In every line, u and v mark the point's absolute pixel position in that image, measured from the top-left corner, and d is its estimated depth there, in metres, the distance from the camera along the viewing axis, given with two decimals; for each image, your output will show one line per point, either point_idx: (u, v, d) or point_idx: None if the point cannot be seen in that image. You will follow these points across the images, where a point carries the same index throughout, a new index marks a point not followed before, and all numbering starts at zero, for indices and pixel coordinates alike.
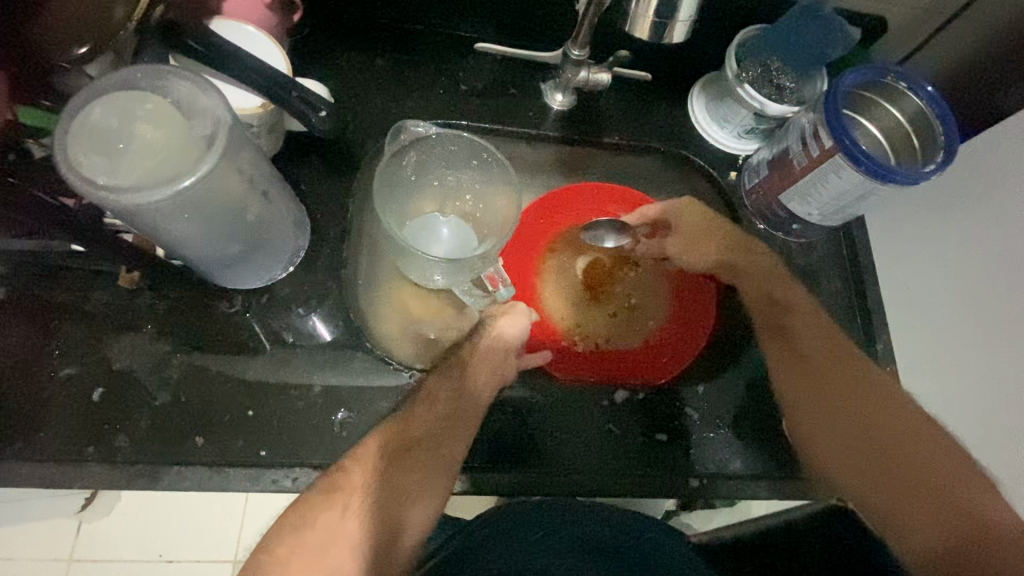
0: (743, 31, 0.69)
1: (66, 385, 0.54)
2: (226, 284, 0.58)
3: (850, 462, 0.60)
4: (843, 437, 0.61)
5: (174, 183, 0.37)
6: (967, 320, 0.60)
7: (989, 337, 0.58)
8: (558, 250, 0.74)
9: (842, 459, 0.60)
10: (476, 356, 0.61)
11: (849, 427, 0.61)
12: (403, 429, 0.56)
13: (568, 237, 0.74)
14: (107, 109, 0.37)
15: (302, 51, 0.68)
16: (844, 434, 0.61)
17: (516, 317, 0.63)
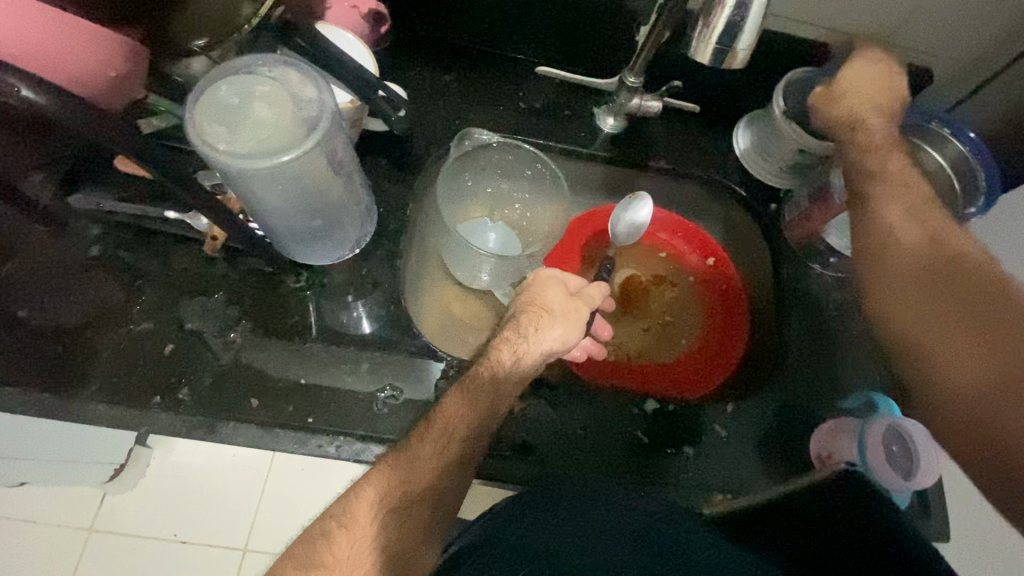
0: (794, 71, 0.73)
1: (142, 338, 0.59)
2: (296, 258, 0.63)
3: (926, 314, 0.51)
4: (931, 307, 0.51)
5: (280, 156, 0.42)
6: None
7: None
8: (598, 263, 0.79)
9: (914, 312, 0.52)
10: (515, 344, 0.56)
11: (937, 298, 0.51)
12: (443, 424, 0.53)
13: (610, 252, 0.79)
14: (231, 87, 0.43)
15: (380, 62, 0.74)
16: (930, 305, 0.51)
17: (571, 327, 0.58)
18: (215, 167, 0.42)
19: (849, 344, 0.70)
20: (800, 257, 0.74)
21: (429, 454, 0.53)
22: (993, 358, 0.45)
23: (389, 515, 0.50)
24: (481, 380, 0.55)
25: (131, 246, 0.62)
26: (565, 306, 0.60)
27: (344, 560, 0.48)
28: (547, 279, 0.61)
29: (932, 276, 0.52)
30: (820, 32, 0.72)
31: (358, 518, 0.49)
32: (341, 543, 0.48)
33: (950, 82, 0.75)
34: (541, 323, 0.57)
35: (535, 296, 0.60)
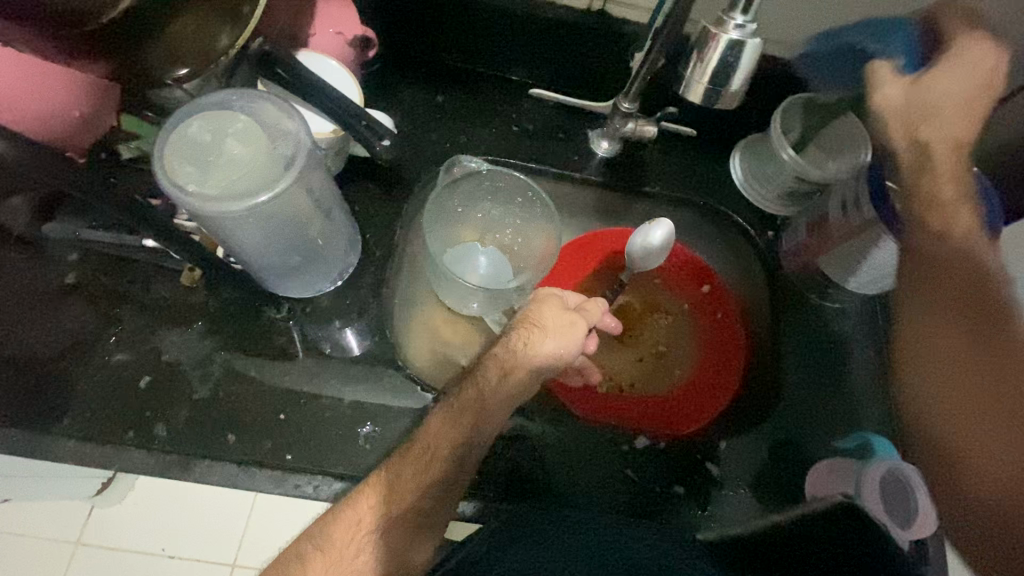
0: (794, 98, 0.71)
1: (118, 370, 0.57)
2: (276, 289, 0.62)
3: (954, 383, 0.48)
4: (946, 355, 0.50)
5: (251, 197, 0.40)
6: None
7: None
8: (591, 290, 0.77)
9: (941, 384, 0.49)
10: (504, 364, 0.54)
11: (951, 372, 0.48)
12: (424, 453, 0.52)
13: (602, 279, 0.77)
14: (203, 124, 0.42)
15: (371, 83, 0.73)
16: (947, 354, 0.50)
17: (566, 337, 0.55)
18: (185, 207, 0.41)
19: (845, 378, 0.68)
20: (796, 288, 0.73)
21: (407, 488, 0.51)
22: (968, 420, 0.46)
23: (375, 537, 0.50)
24: (468, 405, 0.53)
25: (108, 274, 0.60)
26: (560, 321, 0.56)
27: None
28: (545, 295, 0.58)
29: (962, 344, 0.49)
30: (820, 59, 0.70)
31: (334, 540, 0.49)
32: (316, 565, 0.48)
33: None
34: (532, 337, 0.54)
35: (531, 312, 0.56)
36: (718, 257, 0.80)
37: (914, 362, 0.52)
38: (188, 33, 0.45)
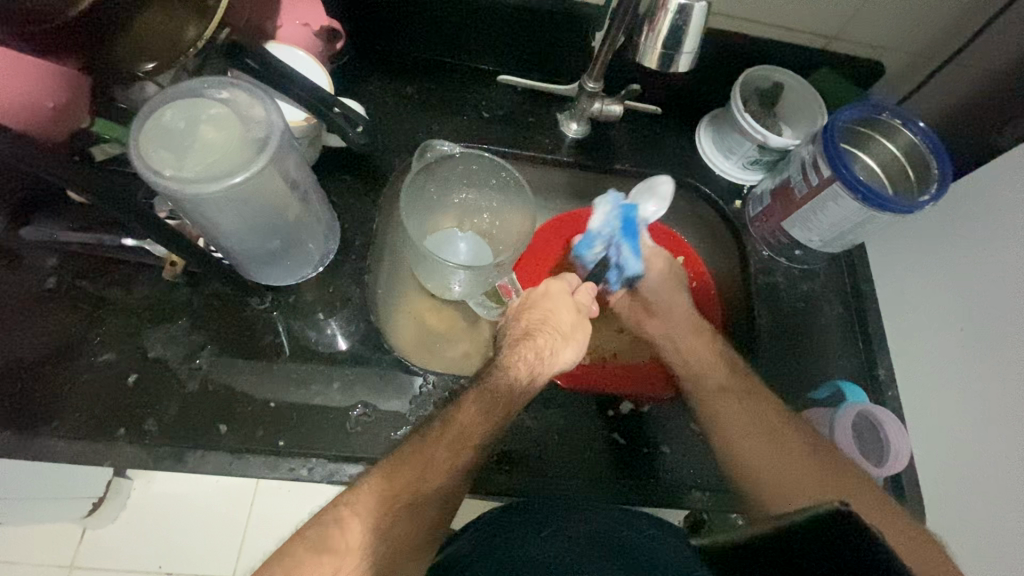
0: (749, 68, 0.74)
1: (104, 369, 0.57)
2: (258, 279, 0.62)
3: (757, 451, 0.63)
4: (748, 433, 0.64)
5: (229, 178, 0.41)
6: (975, 347, 0.62)
7: (996, 365, 0.59)
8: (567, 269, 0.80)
9: (750, 451, 0.63)
10: (542, 370, 0.59)
11: (750, 426, 0.64)
12: (461, 425, 0.55)
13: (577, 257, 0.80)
14: (176, 113, 0.42)
15: (340, 77, 0.74)
16: (749, 433, 0.64)
17: (574, 347, 0.63)
18: (164, 194, 0.41)
19: (817, 335, 0.71)
20: (764, 252, 0.75)
21: (439, 461, 0.54)
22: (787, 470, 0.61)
23: (378, 521, 0.51)
24: (500, 391, 0.56)
25: (89, 276, 0.61)
26: (573, 327, 0.63)
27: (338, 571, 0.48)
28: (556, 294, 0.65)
29: (770, 421, 0.64)
30: (773, 30, 0.73)
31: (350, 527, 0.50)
32: (349, 538, 0.50)
33: (900, 74, 0.77)
34: (557, 346, 0.61)
35: (546, 312, 0.63)
36: (690, 229, 0.83)
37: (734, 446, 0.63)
38: (155, 25, 0.46)
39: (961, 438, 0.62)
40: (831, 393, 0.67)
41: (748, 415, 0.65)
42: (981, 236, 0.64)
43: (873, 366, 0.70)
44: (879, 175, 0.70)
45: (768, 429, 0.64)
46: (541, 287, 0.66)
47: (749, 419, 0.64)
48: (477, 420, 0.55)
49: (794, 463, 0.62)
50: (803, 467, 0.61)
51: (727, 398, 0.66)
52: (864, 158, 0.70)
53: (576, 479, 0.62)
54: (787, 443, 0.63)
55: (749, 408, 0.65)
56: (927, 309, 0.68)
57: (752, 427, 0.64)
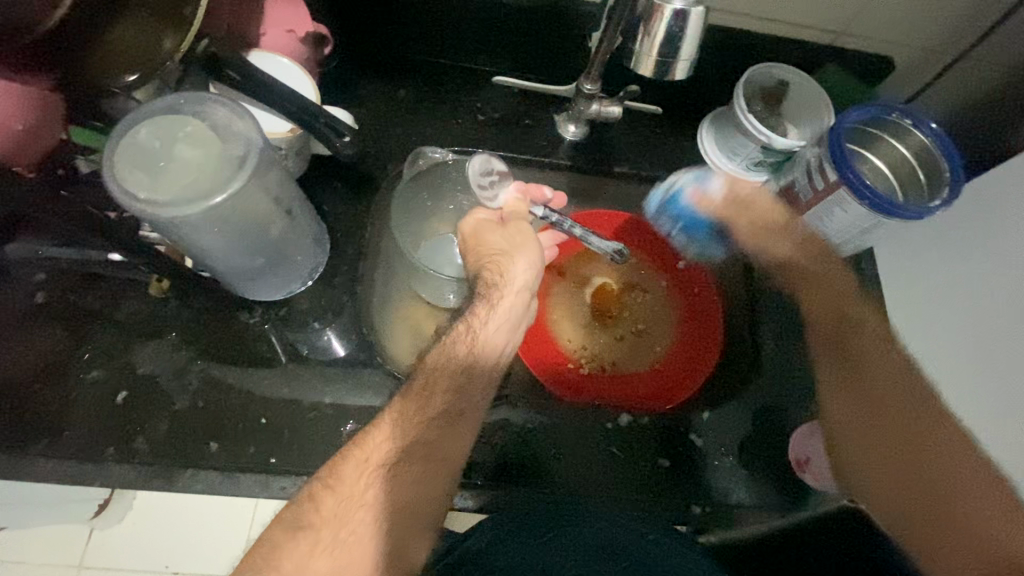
0: (754, 66, 0.71)
1: (93, 387, 0.57)
2: (246, 294, 0.61)
3: (871, 445, 0.61)
4: (856, 426, 0.62)
5: (206, 199, 0.40)
6: (993, 357, 0.61)
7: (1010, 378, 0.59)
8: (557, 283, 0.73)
9: (853, 441, 0.62)
10: (497, 291, 0.52)
11: (856, 415, 0.62)
12: (418, 395, 0.50)
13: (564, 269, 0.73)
14: (151, 130, 0.41)
15: (331, 81, 0.72)
16: (858, 424, 0.62)
17: (528, 254, 0.55)
18: (140, 217, 0.40)
19: None
20: (767, 258, 0.74)
21: (414, 420, 0.50)
22: (881, 459, 0.60)
23: (385, 480, 0.48)
24: (454, 353, 0.51)
25: (76, 292, 0.60)
26: (517, 240, 0.56)
27: (331, 521, 0.45)
28: (480, 224, 0.58)
29: (894, 410, 0.61)
30: (775, 27, 0.71)
31: (346, 478, 0.47)
32: (329, 503, 0.46)
33: (910, 71, 0.74)
34: (503, 264, 0.53)
35: (477, 249, 0.55)
36: None
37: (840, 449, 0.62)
38: (130, 38, 0.44)
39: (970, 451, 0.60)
40: None
41: (866, 409, 0.62)
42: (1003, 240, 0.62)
43: None
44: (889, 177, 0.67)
45: (884, 418, 0.61)
46: (467, 224, 0.58)
47: (857, 411, 0.62)
48: (434, 402, 0.51)
49: (856, 404, 0.62)
50: (902, 463, 0.60)
51: (834, 363, 0.65)
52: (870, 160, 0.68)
53: (577, 493, 0.61)
54: (893, 438, 0.60)
55: (893, 399, 0.61)
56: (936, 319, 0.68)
57: (863, 423, 0.62)
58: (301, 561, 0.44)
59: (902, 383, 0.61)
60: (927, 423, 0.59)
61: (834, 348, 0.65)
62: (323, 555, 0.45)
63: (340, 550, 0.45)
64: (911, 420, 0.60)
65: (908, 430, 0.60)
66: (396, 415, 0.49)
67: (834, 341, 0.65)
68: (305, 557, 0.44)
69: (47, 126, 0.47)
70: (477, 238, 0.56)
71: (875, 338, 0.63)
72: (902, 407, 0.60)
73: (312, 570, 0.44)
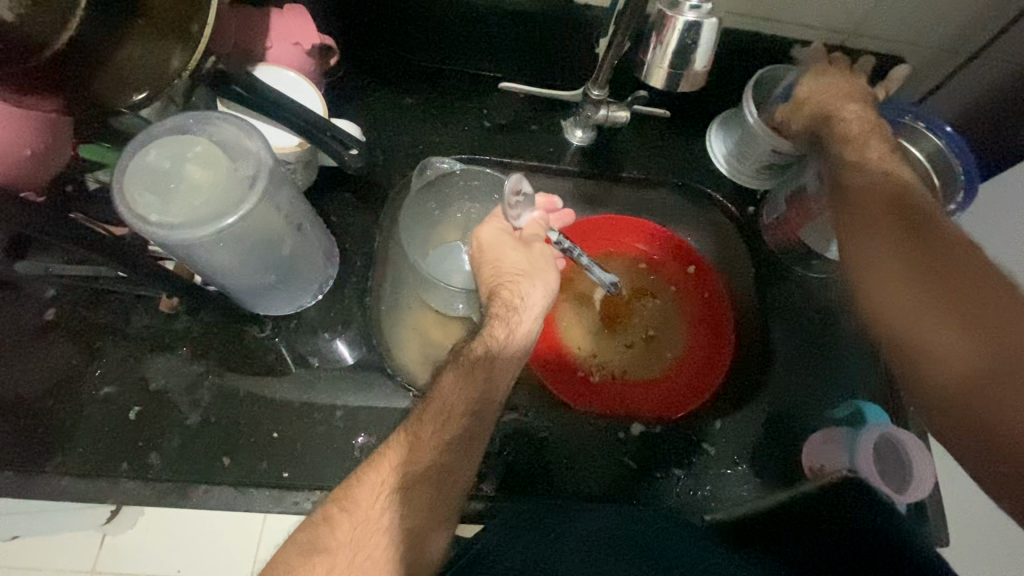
0: (761, 70, 0.71)
1: (106, 403, 0.57)
2: (255, 308, 0.61)
3: (890, 284, 0.48)
4: (890, 258, 0.50)
5: (217, 220, 0.39)
6: None
7: None
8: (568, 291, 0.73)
9: (880, 286, 0.49)
10: (519, 314, 0.53)
11: (902, 255, 0.49)
12: (439, 402, 0.50)
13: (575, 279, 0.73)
14: (160, 151, 0.41)
15: (337, 90, 0.72)
16: (889, 257, 0.50)
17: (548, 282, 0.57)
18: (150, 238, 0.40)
19: (833, 347, 0.69)
20: (777, 262, 0.73)
21: (428, 435, 0.49)
22: (891, 283, 0.48)
23: (395, 495, 0.46)
24: (474, 356, 0.51)
25: (87, 308, 0.60)
26: (533, 265, 0.57)
27: (349, 543, 0.44)
28: (493, 241, 0.57)
29: (916, 255, 0.48)
30: (785, 29, 0.70)
31: (360, 501, 0.45)
32: (344, 528, 0.44)
33: (921, 71, 0.74)
34: (523, 287, 0.54)
35: (495, 263, 0.56)
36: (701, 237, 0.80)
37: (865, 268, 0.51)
38: (138, 56, 0.44)
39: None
40: (849, 414, 0.65)
41: (903, 248, 0.49)
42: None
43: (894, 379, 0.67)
44: None
45: (922, 267, 0.47)
46: (476, 241, 0.58)
47: (906, 265, 0.49)
48: (449, 420, 0.50)
49: (895, 291, 0.48)
50: (959, 307, 0.44)
51: (863, 237, 0.53)
52: None
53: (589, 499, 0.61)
54: (925, 293, 0.46)
55: (945, 250, 0.47)
56: None
57: (899, 246, 0.49)
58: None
59: (935, 242, 0.48)
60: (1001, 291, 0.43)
61: (879, 202, 0.54)
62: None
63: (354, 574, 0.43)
64: (976, 288, 0.44)
65: (967, 286, 0.44)
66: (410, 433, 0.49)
67: (865, 197, 0.54)
68: None
69: (57, 144, 0.48)
70: (488, 259, 0.57)
71: (900, 192, 0.53)
72: (928, 252, 0.48)
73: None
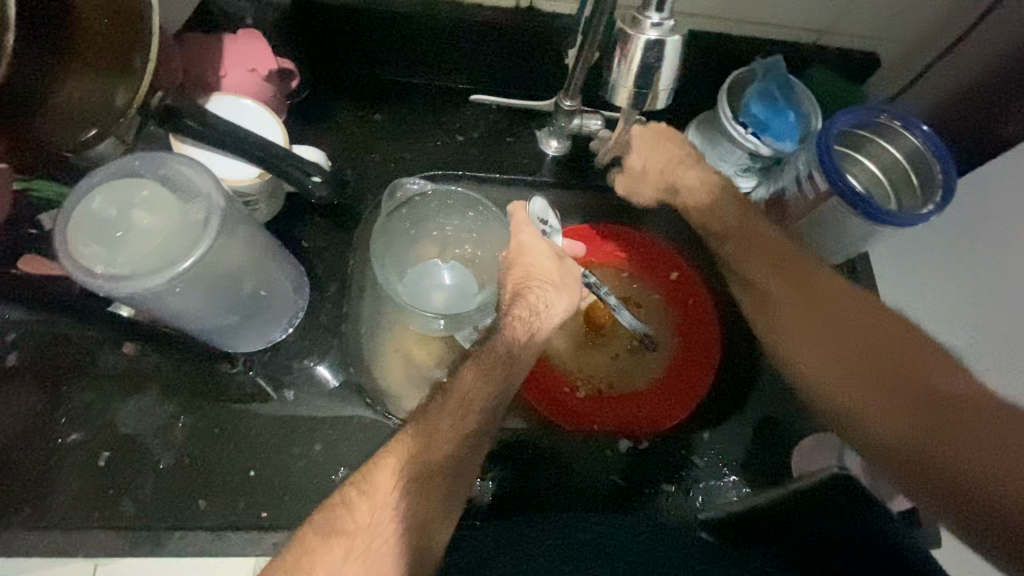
0: (734, 73, 0.70)
1: (74, 450, 0.55)
2: (223, 346, 0.59)
3: (805, 340, 0.53)
4: (789, 309, 0.55)
5: (167, 268, 0.38)
6: None
7: None
8: None
9: (796, 340, 0.53)
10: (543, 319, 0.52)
11: (798, 304, 0.54)
12: (459, 392, 0.48)
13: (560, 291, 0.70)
14: (107, 199, 0.40)
15: (303, 110, 0.70)
16: (789, 307, 0.55)
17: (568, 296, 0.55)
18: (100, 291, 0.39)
19: None
20: None
21: (445, 428, 0.46)
22: (811, 344, 0.52)
23: (413, 484, 0.44)
24: (497, 354, 0.50)
25: (50, 352, 0.58)
26: (559, 275, 0.55)
27: (367, 527, 0.41)
28: (524, 245, 0.56)
29: (818, 309, 0.53)
30: (758, 29, 0.68)
31: (379, 483, 0.43)
32: (363, 511, 0.41)
33: (897, 65, 0.73)
34: (548, 297, 0.53)
35: (528, 267, 0.54)
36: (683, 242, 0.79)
37: (775, 324, 0.55)
38: (80, 95, 0.42)
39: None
40: None
41: (795, 308, 0.54)
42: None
43: None
44: (880, 179, 0.66)
45: (821, 318, 0.53)
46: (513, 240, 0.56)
47: (802, 321, 0.53)
48: (465, 418, 0.47)
49: (821, 369, 0.51)
50: (866, 364, 0.48)
51: (750, 291, 0.59)
52: (861, 162, 0.66)
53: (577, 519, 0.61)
54: (834, 350, 0.50)
55: (841, 302, 0.53)
56: None
57: (806, 310, 0.54)
58: (334, 568, 0.38)
59: (832, 295, 0.54)
60: (897, 333, 0.49)
61: (764, 256, 0.58)
62: (356, 564, 0.39)
63: (370, 563, 0.39)
64: (863, 326, 0.50)
65: (865, 338, 0.50)
66: (428, 428, 0.46)
67: (749, 253, 0.59)
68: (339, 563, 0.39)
69: None
70: (514, 265, 0.55)
71: (772, 243, 0.59)
72: (826, 308, 0.53)
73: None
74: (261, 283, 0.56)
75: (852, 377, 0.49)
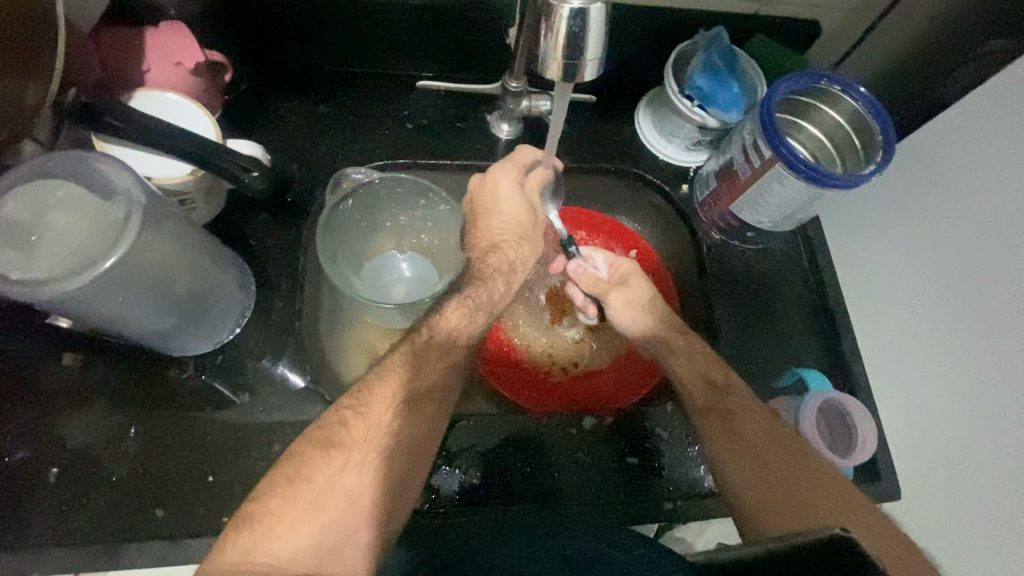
0: (679, 46, 0.70)
1: (20, 469, 0.53)
2: (172, 350, 0.58)
3: (718, 449, 0.58)
4: (716, 445, 0.58)
5: (90, 267, 0.38)
6: (945, 314, 0.58)
7: (970, 333, 0.56)
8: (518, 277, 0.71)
9: (723, 466, 0.57)
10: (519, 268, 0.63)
11: (706, 397, 0.61)
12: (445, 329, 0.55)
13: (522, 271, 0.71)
14: (21, 202, 0.40)
15: (244, 106, 0.68)
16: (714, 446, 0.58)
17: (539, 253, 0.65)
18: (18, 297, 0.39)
19: (772, 313, 0.70)
20: (716, 237, 0.73)
21: (433, 359, 0.54)
22: (728, 446, 0.57)
23: (403, 405, 0.50)
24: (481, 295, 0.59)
25: None
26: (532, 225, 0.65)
27: (362, 442, 0.47)
28: (500, 193, 0.63)
29: (730, 429, 0.58)
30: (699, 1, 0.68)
31: (373, 406, 0.49)
32: (359, 427, 0.48)
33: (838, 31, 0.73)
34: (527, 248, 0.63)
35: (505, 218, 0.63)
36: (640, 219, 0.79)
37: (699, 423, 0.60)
38: None
39: (945, 433, 0.57)
40: (794, 382, 0.65)
41: (701, 404, 0.60)
42: (953, 199, 0.59)
43: (837, 342, 0.69)
44: (824, 142, 0.67)
45: (729, 435, 0.58)
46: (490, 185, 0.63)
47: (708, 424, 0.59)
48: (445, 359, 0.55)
49: (741, 474, 0.56)
50: (759, 458, 0.56)
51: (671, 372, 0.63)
52: (806, 128, 0.67)
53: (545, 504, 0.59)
54: (744, 462, 0.56)
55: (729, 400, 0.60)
56: (887, 285, 0.66)
57: (715, 419, 0.59)
58: (334, 476, 0.45)
59: (723, 386, 0.61)
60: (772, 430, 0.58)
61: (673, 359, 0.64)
62: (354, 472, 0.46)
63: (365, 468, 0.46)
64: (763, 439, 0.57)
65: (746, 432, 0.58)
66: (416, 361, 0.53)
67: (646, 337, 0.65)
68: (336, 473, 0.45)
69: None
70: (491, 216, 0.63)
71: (670, 331, 0.65)
72: (722, 406, 0.60)
73: (344, 486, 0.45)
74: (197, 284, 0.55)
75: (746, 466, 0.56)
